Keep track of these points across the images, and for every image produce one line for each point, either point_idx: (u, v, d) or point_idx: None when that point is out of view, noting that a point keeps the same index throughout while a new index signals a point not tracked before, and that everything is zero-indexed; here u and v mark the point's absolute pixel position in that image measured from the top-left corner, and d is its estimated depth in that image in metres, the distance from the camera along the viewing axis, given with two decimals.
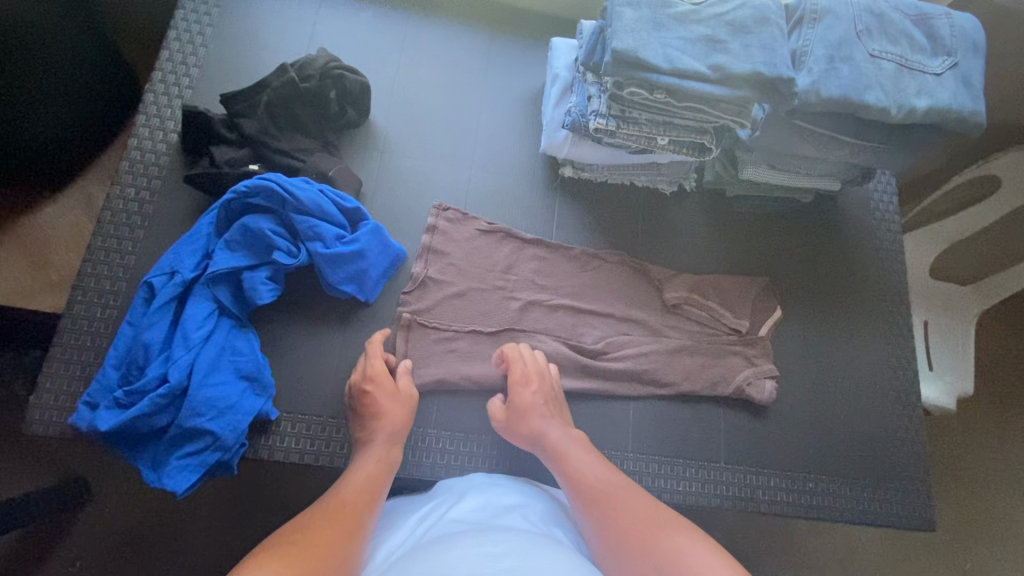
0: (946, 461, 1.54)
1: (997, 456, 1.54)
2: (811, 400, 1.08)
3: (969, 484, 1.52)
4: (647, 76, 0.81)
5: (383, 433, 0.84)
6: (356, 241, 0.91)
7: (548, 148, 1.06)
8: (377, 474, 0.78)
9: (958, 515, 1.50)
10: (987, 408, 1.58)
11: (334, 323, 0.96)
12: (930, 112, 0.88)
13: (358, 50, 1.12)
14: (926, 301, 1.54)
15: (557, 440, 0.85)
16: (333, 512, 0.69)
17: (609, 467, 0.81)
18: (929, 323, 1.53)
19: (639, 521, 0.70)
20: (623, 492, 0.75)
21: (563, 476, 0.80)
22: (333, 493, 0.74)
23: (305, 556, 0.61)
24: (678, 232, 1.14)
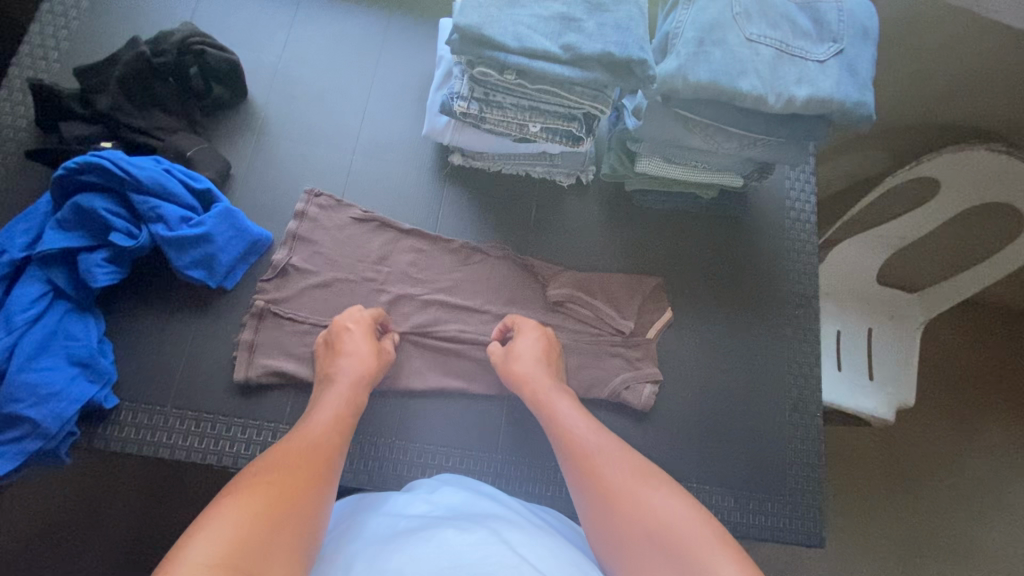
0: (889, 476, 1.46)
1: (939, 470, 1.46)
2: (701, 406, 1.03)
3: (910, 502, 1.44)
4: (495, 55, 0.76)
5: (347, 382, 0.82)
6: (203, 224, 0.87)
7: (430, 133, 1.01)
8: (343, 419, 0.76)
9: (897, 535, 1.42)
10: (935, 421, 1.49)
11: (188, 310, 0.92)
12: (810, 102, 0.82)
13: (243, 28, 1.08)
14: (868, 306, 1.46)
15: (550, 394, 0.84)
16: (307, 457, 0.66)
17: (594, 420, 0.79)
18: (872, 330, 1.44)
19: (621, 478, 0.68)
20: (608, 446, 0.73)
21: (553, 431, 0.79)
22: (302, 434, 0.71)
23: (277, 497, 0.58)
24: (572, 225, 1.09)
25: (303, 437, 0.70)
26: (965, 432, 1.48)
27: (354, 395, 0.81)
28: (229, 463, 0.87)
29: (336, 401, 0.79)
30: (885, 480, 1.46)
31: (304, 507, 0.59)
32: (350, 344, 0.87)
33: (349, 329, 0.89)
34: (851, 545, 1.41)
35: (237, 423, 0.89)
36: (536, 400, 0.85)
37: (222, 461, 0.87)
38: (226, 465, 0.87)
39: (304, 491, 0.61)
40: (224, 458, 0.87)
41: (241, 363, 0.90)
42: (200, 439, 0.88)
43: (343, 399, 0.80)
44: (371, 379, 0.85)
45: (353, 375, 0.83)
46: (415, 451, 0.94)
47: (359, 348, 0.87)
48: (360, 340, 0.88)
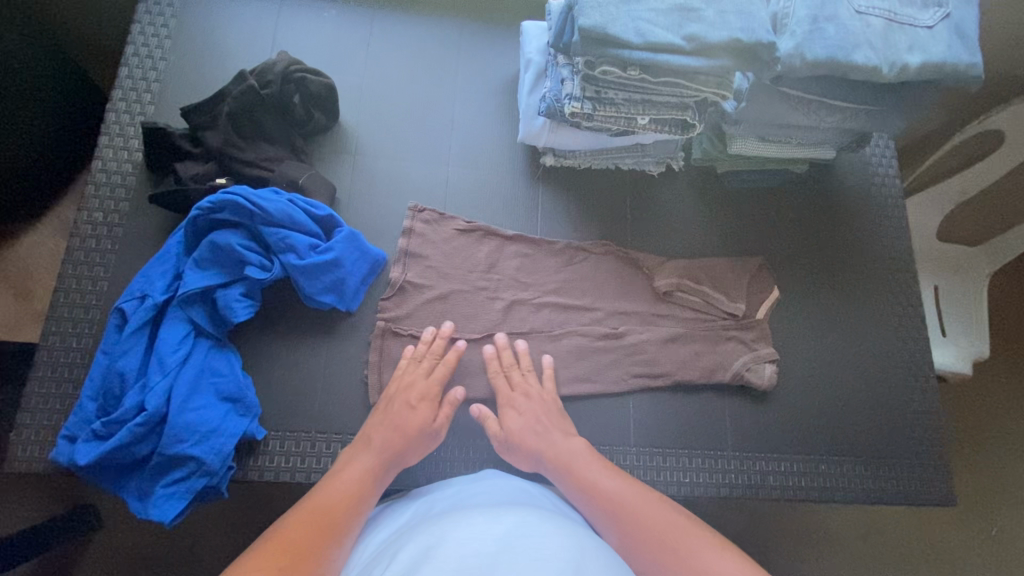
0: (965, 425, 1.53)
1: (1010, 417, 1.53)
2: (817, 379, 1.04)
3: (988, 449, 1.51)
4: (619, 53, 0.77)
5: (377, 452, 0.80)
6: (330, 250, 0.88)
7: (526, 137, 1.01)
8: (362, 488, 0.76)
9: (976, 482, 1.49)
10: (1002, 372, 1.56)
11: (317, 337, 0.93)
12: (925, 68, 0.83)
13: (324, 52, 1.09)
14: (934, 264, 1.51)
15: (565, 453, 0.84)
16: (320, 531, 0.67)
17: (621, 473, 0.81)
18: (938, 288, 1.50)
19: (659, 531, 0.70)
20: (638, 500, 0.75)
21: (578, 490, 0.79)
22: (321, 503, 0.71)
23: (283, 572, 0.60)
24: (667, 215, 1.10)
25: (320, 510, 0.70)
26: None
27: (377, 466, 0.79)
28: None
29: (360, 465, 0.79)
30: (963, 432, 1.52)
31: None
32: (399, 411, 0.85)
33: (405, 395, 0.87)
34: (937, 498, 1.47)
35: None
36: (554, 460, 0.84)
37: None
38: None
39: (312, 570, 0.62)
40: None
41: (374, 386, 0.92)
42: None
43: (366, 469, 0.78)
44: (403, 458, 0.82)
45: (384, 442, 0.81)
46: None
47: (401, 419, 0.84)
48: (412, 412, 0.85)
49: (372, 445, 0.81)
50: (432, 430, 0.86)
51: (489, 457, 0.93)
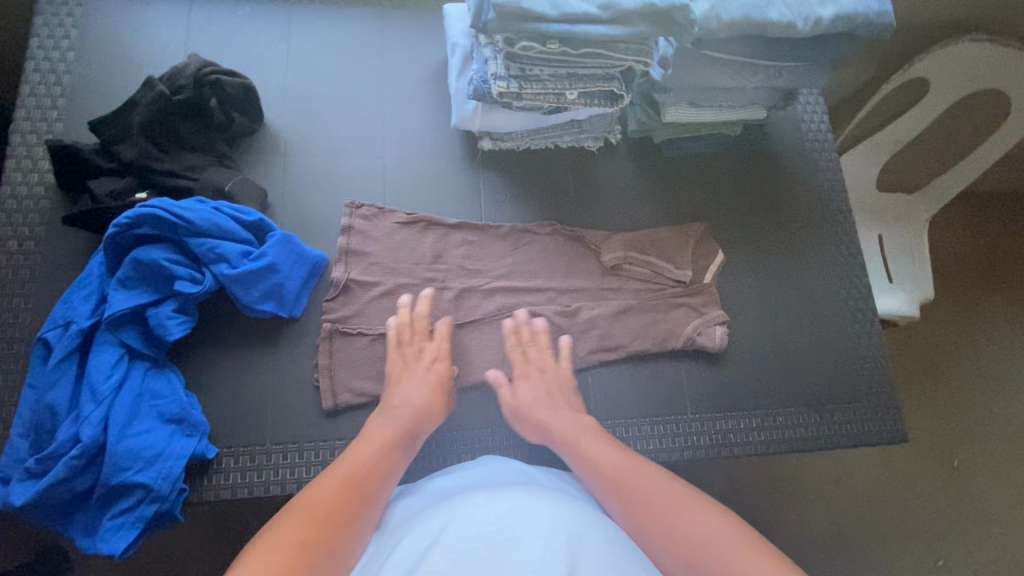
0: (916, 369, 1.61)
1: (956, 358, 1.62)
2: (768, 335, 1.07)
3: (937, 390, 1.60)
4: (536, 27, 0.75)
5: (403, 416, 0.82)
6: (264, 255, 0.85)
7: (460, 123, 1.00)
8: (390, 455, 0.77)
9: (931, 422, 1.57)
10: (945, 315, 1.65)
11: (262, 346, 0.90)
12: (837, 20, 0.85)
13: (242, 52, 1.04)
14: (875, 213, 1.55)
15: (571, 432, 0.85)
16: (348, 506, 0.67)
17: (619, 446, 0.82)
18: (883, 236, 1.53)
19: (655, 501, 0.71)
20: (634, 472, 0.76)
21: (581, 467, 0.80)
22: (354, 471, 0.72)
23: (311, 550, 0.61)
24: (610, 189, 1.10)
25: (353, 480, 0.71)
26: (964, 318, 1.65)
27: (408, 433, 0.81)
28: None
29: (388, 431, 0.80)
30: (915, 379, 1.60)
31: (331, 564, 0.61)
32: (415, 375, 0.88)
33: (418, 360, 0.90)
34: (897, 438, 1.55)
35: (338, 445, 0.89)
36: (563, 439, 0.84)
37: None
38: None
39: (338, 547, 0.63)
40: None
41: (326, 391, 0.90)
42: (308, 469, 0.87)
43: (397, 433, 0.80)
44: (428, 420, 0.84)
45: (410, 404, 0.84)
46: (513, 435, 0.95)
47: (422, 386, 0.86)
48: (429, 372, 0.88)
49: (393, 410, 0.83)
50: (446, 391, 0.89)
51: (452, 447, 0.93)
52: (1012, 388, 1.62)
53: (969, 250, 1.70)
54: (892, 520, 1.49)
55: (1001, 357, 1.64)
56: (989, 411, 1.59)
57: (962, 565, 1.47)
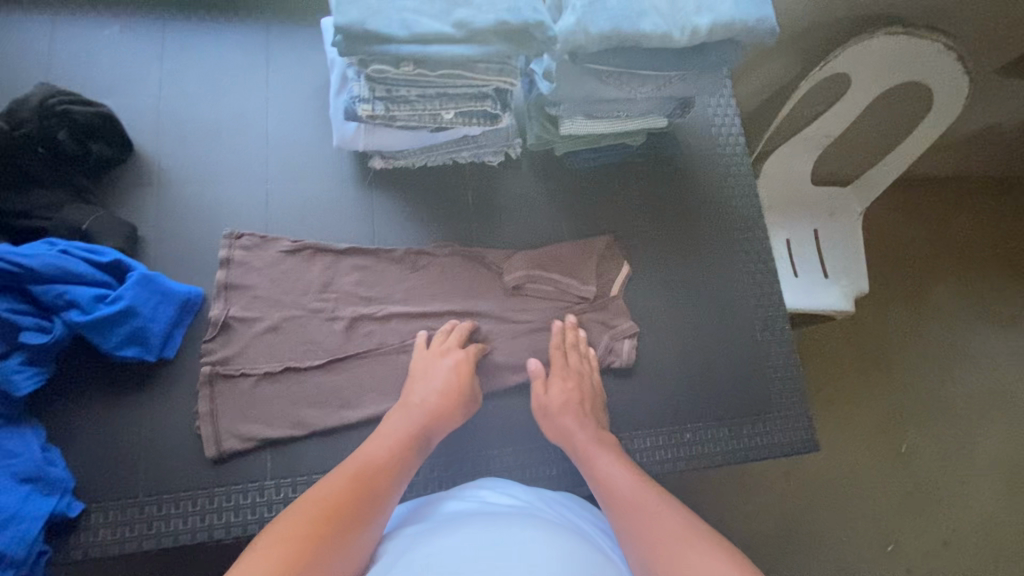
0: (831, 376, 1.66)
1: (872, 363, 1.68)
2: (678, 348, 1.05)
3: (851, 396, 1.65)
4: (386, 48, 0.71)
5: (420, 412, 0.84)
6: (119, 299, 0.80)
7: (342, 143, 0.95)
8: (401, 454, 0.78)
9: (847, 422, 1.63)
10: (860, 318, 1.71)
11: (132, 392, 0.85)
12: (715, 29, 0.81)
13: (110, 73, 0.98)
14: (810, 209, 1.58)
15: (590, 447, 0.86)
16: (355, 502, 0.69)
17: (638, 473, 0.80)
18: (818, 231, 1.56)
19: (661, 528, 0.69)
20: (648, 505, 0.73)
21: (596, 484, 0.80)
22: (365, 468, 0.73)
23: (317, 542, 0.62)
24: (513, 205, 1.07)
25: (363, 476, 0.72)
26: (874, 325, 1.71)
27: (423, 429, 0.82)
28: (222, 535, 0.83)
29: (402, 429, 0.81)
30: (830, 384, 1.65)
31: (338, 557, 0.62)
32: (439, 371, 0.89)
33: (437, 359, 0.91)
34: (833, 425, 1.62)
35: (218, 493, 0.85)
36: (581, 455, 0.86)
37: (214, 534, 0.83)
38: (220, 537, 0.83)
39: (347, 538, 0.64)
40: (215, 530, 0.83)
41: (208, 439, 0.85)
42: (185, 519, 0.83)
43: (410, 429, 0.81)
44: (444, 419, 0.85)
45: (434, 400, 0.86)
46: None
47: (439, 380, 0.88)
48: (459, 364, 0.91)
49: (411, 408, 0.85)
50: (465, 387, 0.89)
51: None
52: (940, 371, 1.69)
53: (886, 245, 1.77)
54: (819, 514, 1.55)
55: (926, 339, 1.71)
56: (918, 392, 1.67)
57: (907, 543, 1.54)
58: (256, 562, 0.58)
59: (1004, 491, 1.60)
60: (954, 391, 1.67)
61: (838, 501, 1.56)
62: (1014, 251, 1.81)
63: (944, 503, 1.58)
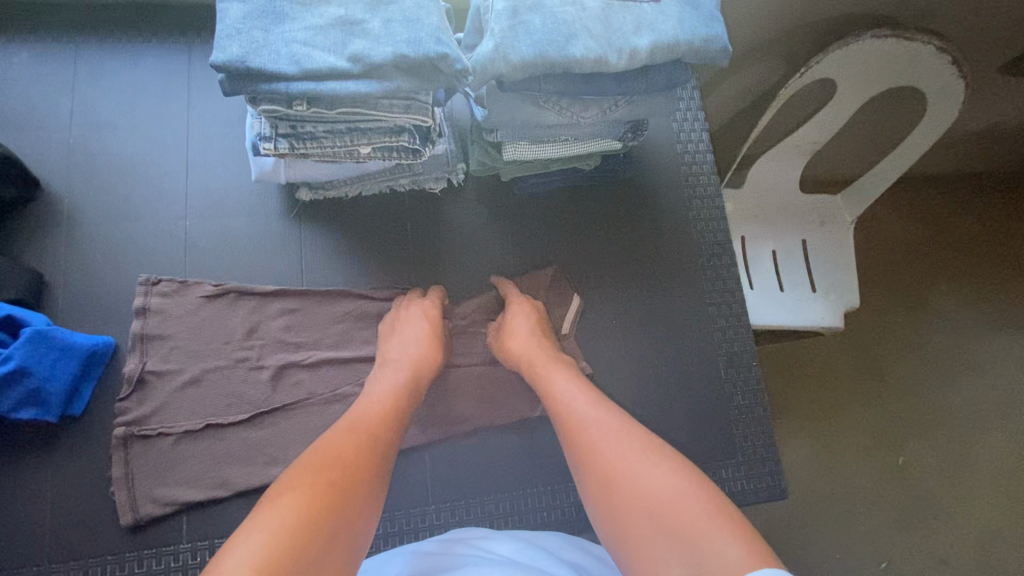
0: (818, 397, 1.57)
1: (863, 381, 1.58)
2: (634, 389, 0.98)
3: (840, 417, 1.55)
4: (274, 87, 0.63)
5: (404, 362, 0.82)
6: (10, 359, 0.75)
7: (261, 176, 0.87)
8: (399, 407, 0.75)
9: (834, 444, 1.53)
10: (849, 334, 1.61)
11: (37, 452, 0.80)
12: (656, 50, 0.72)
13: (18, 103, 0.92)
14: (799, 217, 1.47)
15: (544, 364, 0.84)
16: (362, 454, 0.66)
17: (593, 392, 0.78)
18: (807, 241, 1.46)
19: (615, 448, 0.67)
20: (596, 424, 0.71)
21: (551, 403, 0.78)
22: (360, 418, 0.72)
23: (332, 497, 0.59)
24: (457, 236, 1.00)
25: (360, 425, 0.70)
26: (863, 341, 1.61)
27: (411, 376, 0.80)
28: None
29: (394, 382, 0.79)
30: (815, 405, 1.56)
31: (358, 509, 0.60)
32: (409, 326, 0.87)
33: (409, 312, 0.89)
34: (822, 433, 1.54)
35: (129, 558, 0.79)
36: (533, 371, 0.84)
37: None
38: None
39: (365, 488, 0.62)
40: None
41: (124, 506, 0.79)
42: None
43: (398, 380, 0.80)
44: (429, 365, 0.83)
45: (412, 352, 0.84)
46: None
47: (411, 331, 0.86)
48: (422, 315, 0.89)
49: (391, 363, 0.83)
50: (442, 338, 0.88)
51: None
52: (939, 382, 1.59)
53: (881, 255, 1.66)
54: (806, 543, 1.46)
55: (924, 348, 1.61)
56: (916, 401, 1.57)
57: (902, 561, 1.46)
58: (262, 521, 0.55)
59: (1009, 505, 1.50)
60: (954, 411, 1.57)
61: (829, 520, 1.48)
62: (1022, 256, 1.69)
63: (943, 518, 1.49)
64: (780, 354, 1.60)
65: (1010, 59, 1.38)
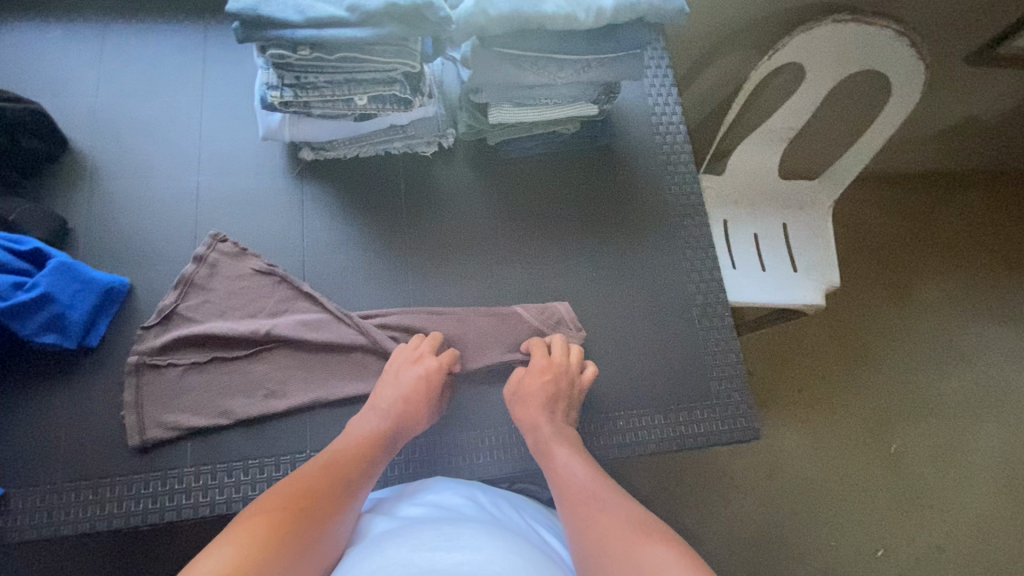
0: (806, 381, 1.59)
1: (851, 364, 1.61)
2: (612, 335, 1.04)
3: (828, 402, 1.58)
4: (281, 32, 0.72)
5: (387, 414, 0.85)
6: (37, 285, 0.83)
7: (268, 134, 0.96)
8: (372, 448, 0.81)
9: (822, 422, 1.56)
10: (834, 316, 1.65)
11: (56, 379, 0.87)
12: (620, 8, 0.82)
13: (47, 75, 1.01)
14: (778, 201, 1.49)
15: (550, 441, 0.87)
16: (325, 487, 0.72)
17: (596, 470, 0.82)
18: (787, 225, 1.47)
19: (613, 526, 0.71)
20: (618, 531, 0.70)
21: (553, 479, 0.82)
22: (335, 458, 0.77)
23: (295, 517, 0.66)
24: (448, 195, 1.07)
25: (335, 463, 0.77)
26: (848, 323, 1.65)
27: (393, 429, 0.84)
28: (139, 521, 0.82)
29: (372, 427, 0.83)
30: (804, 389, 1.58)
31: (318, 532, 0.67)
32: (399, 378, 0.89)
33: (409, 364, 0.91)
34: (814, 425, 1.55)
35: (137, 479, 0.85)
36: (537, 447, 0.87)
37: (131, 521, 0.82)
38: (136, 524, 0.82)
39: (326, 511, 0.70)
40: (132, 516, 0.82)
41: (133, 428, 0.85)
42: (104, 505, 0.83)
43: (378, 429, 0.83)
44: (414, 419, 0.86)
45: (395, 404, 0.86)
46: None
47: (407, 385, 0.87)
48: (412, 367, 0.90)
49: (380, 409, 0.86)
50: (435, 392, 0.89)
51: (264, 477, 0.87)
52: (929, 367, 1.63)
53: (862, 238, 1.72)
54: (798, 519, 1.47)
55: (910, 338, 1.65)
56: (904, 389, 1.60)
57: (898, 549, 1.46)
58: (230, 543, 0.61)
59: (1001, 492, 1.52)
60: (941, 390, 1.61)
61: (820, 507, 1.48)
62: (998, 242, 1.76)
63: (931, 509, 1.50)
64: (768, 340, 1.63)
65: (984, 43, 1.41)
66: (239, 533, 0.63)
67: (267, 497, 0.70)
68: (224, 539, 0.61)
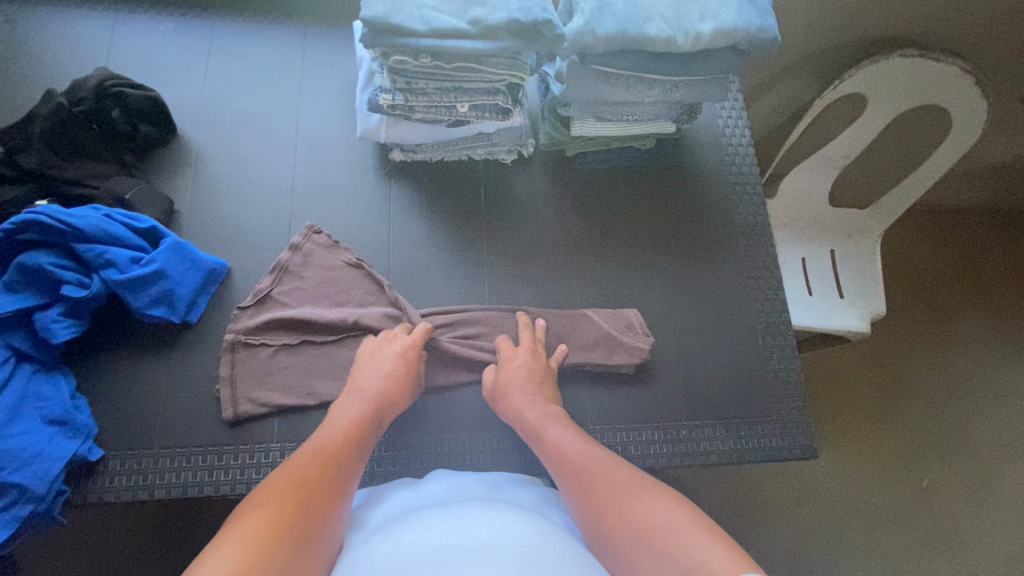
0: (846, 408, 1.60)
1: (892, 394, 1.62)
2: (676, 347, 1.06)
3: (868, 429, 1.58)
4: (407, 41, 0.78)
5: (369, 396, 0.84)
6: (153, 262, 0.88)
7: (365, 134, 1.01)
8: (359, 432, 0.79)
9: (860, 449, 1.57)
10: (878, 345, 1.66)
11: (157, 350, 0.92)
12: (718, 34, 0.86)
13: (159, 65, 1.08)
14: (832, 230, 1.49)
15: (538, 418, 0.86)
16: (320, 473, 0.70)
17: (586, 440, 0.82)
18: (835, 253, 1.47)
19: (604, 491, 0.72)
20: (612, 489, 0.71)
21: (544, 453, 0.81)
22: (324, 445, 0.75)
23: (296, 505, 0.64)
24: (524, 201, 1.11)
25: (324, 451, 0.74)
26: (891, 352, 1.66)
27: (376, 412, 0.83)
28: (228, 491, 0.87)
29: (356, 411, 0.82)
30: (843, 415, 1.59)
31: (318, 519, 0.64)
32: (380, 362, 0.89)
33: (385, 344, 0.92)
34: (853, 451, 1.56)
35: (227, 450, 0.89)
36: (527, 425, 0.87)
37: (221, 489, 0.87)
38: (224, 493, 0.87)
39: (326, 499, 0.67)
40: (221, 485, 0.87)
41: (227, 401, 0.90)
42: (195, 473, 0.87)
43: (362, 412, 0.82)
44: (395, 401, 0.86)
45: (378, 390, 0.85)
46: (410, 446, 0.94)
47: (387, 369, 0.88)
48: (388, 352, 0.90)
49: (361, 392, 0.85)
50: (413, 375, 0.90)
51: None
52: (971, 402, 1.63)
53: (908, 270, 1.73)
54: (833, 543, 1.48)
55: (952, 373, 1.65)
56: (943, 422, 1.60)
57: None
58: (234, 536, 0.57)
59: None
60: (981, 427, 1.61)
61: (854, 533, 1.49)
62: None
63: (964, 544, 1.50)
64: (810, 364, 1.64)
65: None
66: (243, 526, 0.59)
67: (263, 489, 0.67)
68: (225, 535, 0.58)
